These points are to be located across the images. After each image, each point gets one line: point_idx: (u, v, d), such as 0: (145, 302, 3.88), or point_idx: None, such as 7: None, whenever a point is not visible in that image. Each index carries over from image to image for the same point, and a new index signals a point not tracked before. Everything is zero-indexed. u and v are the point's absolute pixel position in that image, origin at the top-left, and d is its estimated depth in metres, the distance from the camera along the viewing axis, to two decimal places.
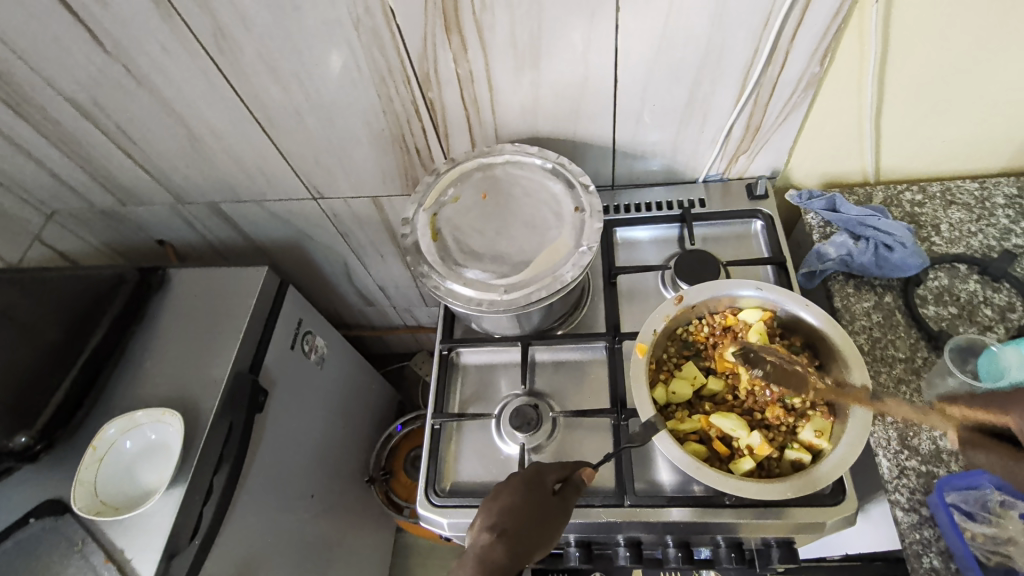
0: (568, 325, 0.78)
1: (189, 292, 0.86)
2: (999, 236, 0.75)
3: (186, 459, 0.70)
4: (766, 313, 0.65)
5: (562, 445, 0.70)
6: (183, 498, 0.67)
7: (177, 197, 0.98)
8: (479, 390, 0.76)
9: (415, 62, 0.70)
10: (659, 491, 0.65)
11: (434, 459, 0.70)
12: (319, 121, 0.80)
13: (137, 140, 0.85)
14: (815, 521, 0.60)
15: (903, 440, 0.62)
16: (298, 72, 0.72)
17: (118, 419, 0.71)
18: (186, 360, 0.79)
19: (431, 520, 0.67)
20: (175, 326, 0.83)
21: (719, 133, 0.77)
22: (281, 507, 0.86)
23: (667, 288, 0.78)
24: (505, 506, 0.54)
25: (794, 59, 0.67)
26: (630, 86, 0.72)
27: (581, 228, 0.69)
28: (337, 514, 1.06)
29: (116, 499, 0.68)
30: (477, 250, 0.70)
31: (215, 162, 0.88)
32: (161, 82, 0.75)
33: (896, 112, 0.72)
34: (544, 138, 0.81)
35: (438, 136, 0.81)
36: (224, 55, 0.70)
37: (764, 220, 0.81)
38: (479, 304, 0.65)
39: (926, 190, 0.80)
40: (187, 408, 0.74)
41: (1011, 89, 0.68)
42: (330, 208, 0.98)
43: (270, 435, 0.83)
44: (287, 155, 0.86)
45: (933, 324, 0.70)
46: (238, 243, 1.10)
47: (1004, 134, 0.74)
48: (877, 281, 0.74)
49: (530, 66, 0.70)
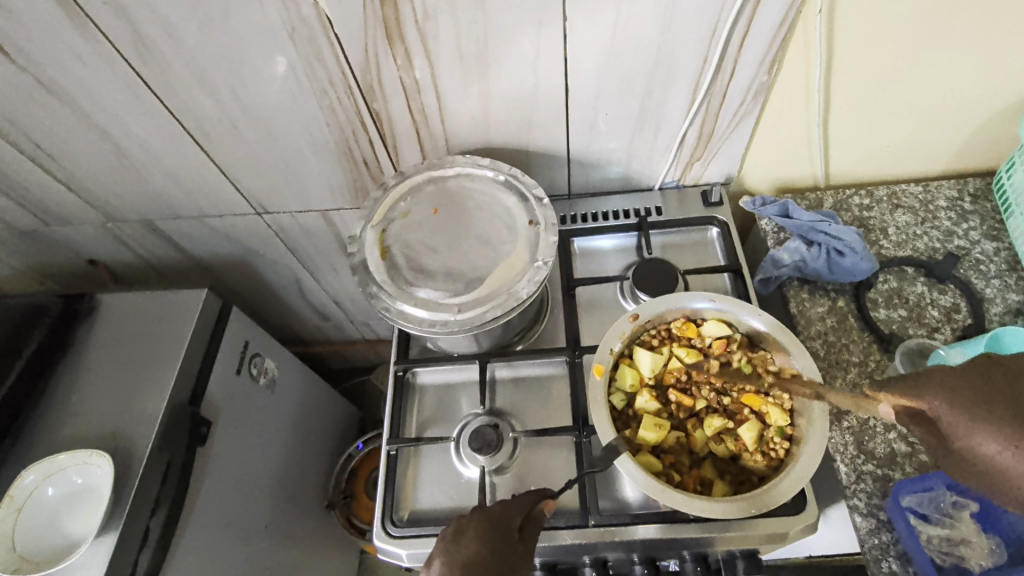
0: (528, 339, 0.76)
1: (120, 319, 0.80)
2: (943, 239, 0.76)
3: (117, 503, 0.64)
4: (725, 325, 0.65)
5: (525, 465, 0.68)
6: (116, 546, 0.62)
7: (107, 215, 0.91)
8: (438, 411, 0.73)
9: (358, 73, 0.67)
10: (625, 508, 0.64)
11: (391, 487, 0.67)
12: (258, 134, 0.75)
13: (57, 157, 0.79)
14: (779, 532, 0.59)
15: (860, 444, 0.62)
16: (232, 83, 0.68)
17: (38, 465, 0.65)
18: (117, 394, 0.73)
19: (389, 552, 0.64)
20: (106, 356, 0.77)
21: (672, 141, 0.77)
22: (233, 540, 0.82)
23: (627, 299, 0.76)
24: (471, 558, 0.51)
25: (742, 68, 0.67)
26: (581, 95, 0.70)
27: (535, 241, 0.68)
28: (296, 542, 1.01)
29: (39, 553, 0.63)
30: (429, 267, 0.67)
31: (147, 177, 0.83)
32: (80, 95, 0.69)
33: (842, 119, 0.73)
34: (496, 149, 0.79)
35: (386, 148, 0.78)
36: (148, 65, 0.66)
37: (719, 226, 0.81)
38: (432, 325, 0.63)
39: (873, 194, 0.81)
40: (119, 447, 0.68)
41: (948, 93, 0.70)
42: (277, 223, 0.93)
43: (215, 468, 0.78)
44: (226, 169, 0.81)
45: (885, 327, 0.71)
46: (178, 261, 1.04)
47: (945, 139, 0.76)
48: (830, 286, 0.74)
49: (478, 76, 0.68)
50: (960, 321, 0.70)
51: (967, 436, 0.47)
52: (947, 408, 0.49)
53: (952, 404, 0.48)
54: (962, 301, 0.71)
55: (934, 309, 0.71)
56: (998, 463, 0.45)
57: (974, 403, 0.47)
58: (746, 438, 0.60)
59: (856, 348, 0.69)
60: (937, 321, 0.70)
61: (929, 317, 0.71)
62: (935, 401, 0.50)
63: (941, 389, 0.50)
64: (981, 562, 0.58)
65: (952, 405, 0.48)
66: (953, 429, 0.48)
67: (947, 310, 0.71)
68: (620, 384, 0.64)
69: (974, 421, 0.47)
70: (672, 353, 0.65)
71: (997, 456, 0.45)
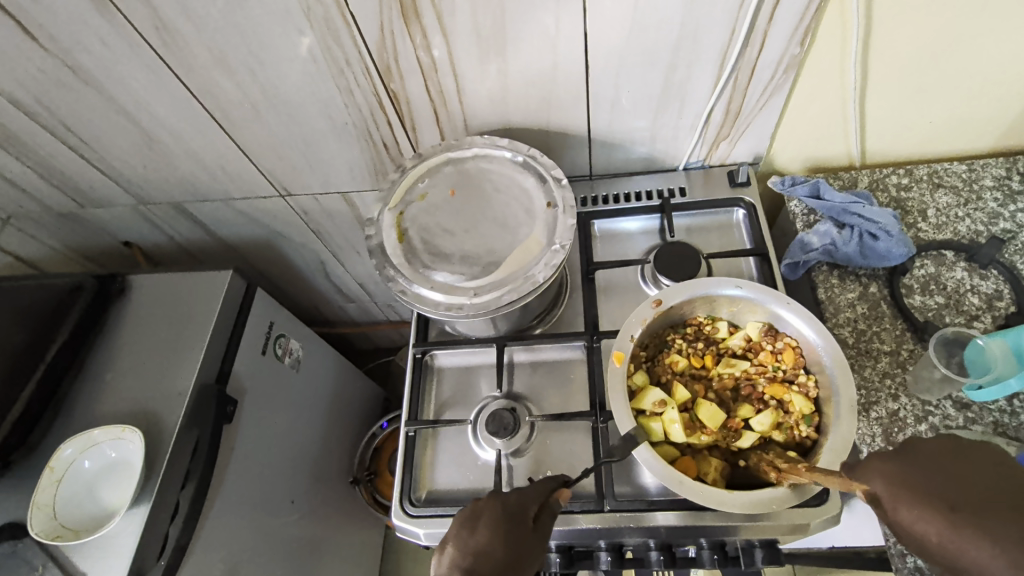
0: (547, 323, 0.75)
1: (151, 299, 0.83)
2: (986, 221, 0.72)
3: (149, 476, 0.67)
4: (765, 326, 0.64)
5: (541, 449, 0.68)
6: (148, 517, 0.65)
7: (138, 198, 0.94)
8: (456, 393, 0.74)
9: (374, 52, 0.66)
10: (642, 495, 0.63)
11: (410, 468, 0.68)
12: (278, 116, 0.75)
13: (88, 140, 0.80)
14: (799, 524, 0.58)
15: (888, 435, 0.60)
16: (250, 65, 0.68)
17: (75, 438, 0.68)
18: (148, 372, 0.75)
19: (407, 531, 0.65)
20: (138, 335, 0.80)
21: (698, 118, 0.74)
22: (260, 513, 0.85)
23: (648, 284, 0.75)
24: (481, 546, 0.51)
25: (772, 41, 0.63)
26: (602, 72, 0.68)
27: (553, 224, 0.66)
28: (322, 516, 1.04)
29: (76, 522, 0.66)
30: (446, 251, 0.67)
31: (174, 160, 0.84)
32: (106, 79, 0.70)
33: (881, 93, 0.69)
34: (516, 129, 0.77)
35: (405, 129, 0.77)
36: (169, 48, 0.66)
37: (746, 209, 0.78)
38: (448, 309, 0.62)
39: (912, 173, 0.77)
40: (150, 423, 0.71)
41: (998, 65, 0.65)
42: (299, 205, 0.94)
43: (242, 444, 0.81)
44: (248, 151, 0.82)
45: (919, 314, 0.68)
46: (207, 243, 1.06)
47: (993, 114, 0.71)
48: (862, 271, 0.71)
49: (496, 53, 0.66)
50: (1002, 309, 0.66)
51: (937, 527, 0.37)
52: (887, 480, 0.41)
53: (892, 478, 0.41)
54: (1005, 288, 0.67)
55: (974, 296, 0.68)
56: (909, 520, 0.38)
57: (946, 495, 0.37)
58: (766, 424, 0.59)
59: (888, 336, 0.66)
60: (976, 308, 0.67)
61: (968, 304, 0.67)
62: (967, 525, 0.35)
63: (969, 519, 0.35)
64: None
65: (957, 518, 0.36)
66: (893, 503, 0.40)
67: (988, 297, 0.67)
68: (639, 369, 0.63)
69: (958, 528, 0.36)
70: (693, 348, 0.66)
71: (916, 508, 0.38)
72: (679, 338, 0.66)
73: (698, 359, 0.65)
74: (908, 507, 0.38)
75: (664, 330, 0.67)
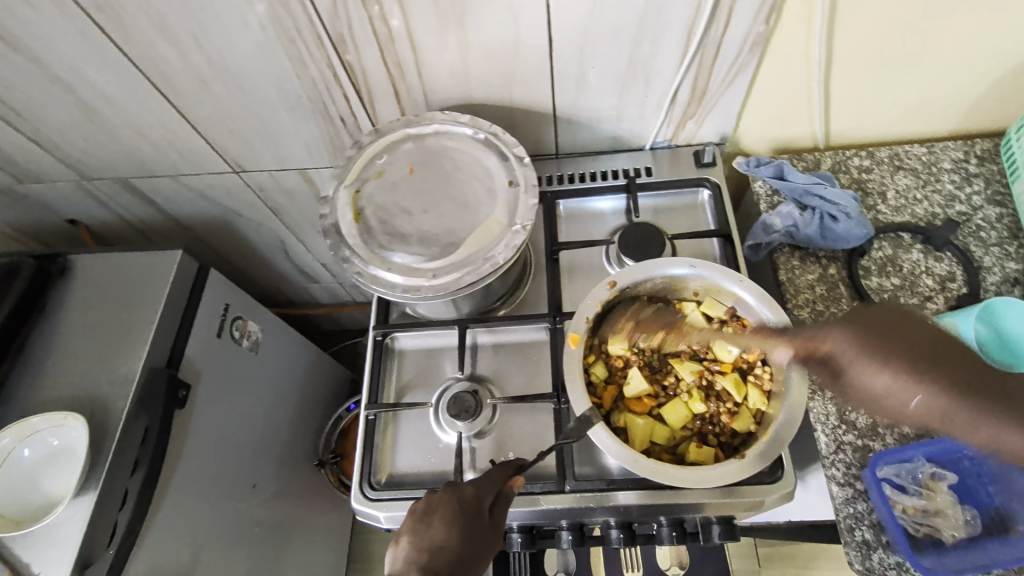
0: (510, 304, 0.74)
1: (96, 280, 0.79)
2: (943, 204, 0.73)
3: (95, 464, 0.65)
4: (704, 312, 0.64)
5: (503, 431, 0.67)
6: (96, 506, 0.63)
7: (81, 173, 0.89)
8: (419, 375, 0.73)
9: (326, 21, 0.63)
10: (603, 475, 0.64)
11: (369, 451, 0.66)
12: (227, 88, 0.72)
13: (20, 111, 0.75)
14: (754, 500, 0.59)
15: (841, 414, 0.61)
16: (194, 32, 0.64)
17: (13, 427, 0.65)
18: (93, 356, 0.72)
19: (367, 514, 0.64)
20: (82, 319, 0.76)
21: (663, 97, 0.73)
22: (219, 498, 0.83)
23: (612, 265, 0.74)
24: (438, 540, 0.50)
25: (738, 17, 0.62)
26: (566, 46, 0.66)
27: (514, 204, 0.65)
28: (286, 499, 1.03)
29: (18, 512, 0.64)
30: (403, 231, 0.65)
31: (117, 133, 0.80)
32: (35, 44, 0.65)
33: (845, 73, 0.68)
34: (478, 106, 0.75)
35: (362, 103, 0.74)
36: (103, 12, 0.62)
37: (711, 189, 0.78)
38: (406, 291, 0.61)
39: (873, 155, 0.77)
40: (96, 410, 0.68)
41: (959, 47, 0.65)
42: (255, 182, 0.90)
43: (197, 429, 0.78)
44: (197, 124, 0.78)
45: (876, 295, 0.69)
46: (159, 221, 1.02)
47: (951, 97, 0.72)
48: (822, 252, 0.72)
49: (456, 24, 0.63)
50: (954, 290, 0.68)
51: (857, 367, 0.43)
52: (840, 343, 0.44)
53: (846, 337, 0.44)
54: (958, 270, 0.69)
55: (928, 278, 0.69)
56: (885, 388, 0.41)
57: (886, 346, 0.41)
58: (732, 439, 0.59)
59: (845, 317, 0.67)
60: (930, 290, 0.68)
61: (923, 285, 0.68)
62: (835, 339, 0.45)
63: (847, 332, 0.44)
64: (953, 533, 0.56)
65: (852, 339, 0.44)
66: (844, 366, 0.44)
67: (941, 279, 0.69)
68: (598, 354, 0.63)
69: (870, 358, 0.42)
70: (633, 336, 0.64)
71: (889, 392, 0.40)
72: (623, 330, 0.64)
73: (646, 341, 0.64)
74: (865, 356, 0.42)
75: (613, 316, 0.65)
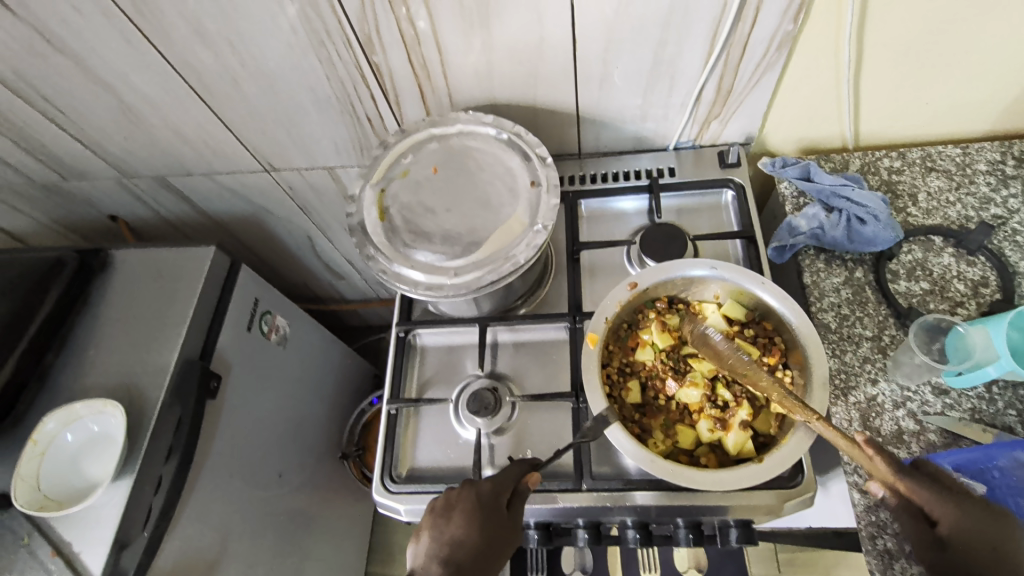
0: (531, 302, 0.75)
1: (135, 273, 0.82)
2: (978, 207, 0.71)
3: (132, 449, 0.68)
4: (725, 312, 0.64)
5: (521, 428, 0.68)
6: (132, 490, 0.66)
7: (121, 171, 0.92)
8: (439, 372, 0.74)
9: (355, 23, 0.64)
10: (622, 475, 0.64)
11: (391, 445, 0.68)
12: (260, 89, 0.74)
13: (66, 112, 0.79)
14: (772, 505, 0.58)
15: (865, 421, 0.61)
16: (228, 35, 0.66)
17: (57, 413, 0.69)
18: (131, 347, 0.75)
19: (388, 506, 0.65)
20: (121, 311, 0.79)
21: (688, 97, 0.72)
22: (247, 486, 0.86)
23: (633, 265, 0.74)
24: (458, 535, 0.51)
25: (765, 17, 0.61)
26: (590, 47, 0.66)
27: (536, 204, 0.66)
28: (311, 490, 1.05)
29: (60, 493, 0.67)
30: (426, 229, 0.66)
31: (155, 133, 0.83)
32: (81, 47, 0.68)
33: (876, 72, 0.67)
34: (502, 106, 0.76)
35: (389, 104, 0.76)
36: (144, 17, 0.64)
37: (735, 189, 0.77)
38: (428, 289, 0.62)
39: (905, 156, 0.76)
40: (133, 398, 0.71)
41: (997, 45, 0.63)
42: (285, 180, 0.93)
43: (227, 419, 0.81)
44: (231, 124, 0.81)
45: (904, 300, 0.67)
46: (194, 218, 1.05)
47: (988, 97, 0.69)
48: (849, 255, 0.70)
49: (481, 26, 0.64)
50: (987, 296, 0.66)
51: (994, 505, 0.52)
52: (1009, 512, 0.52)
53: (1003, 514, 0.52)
54: (992, 274, 0.67)
55: (960, 282, 0.67)
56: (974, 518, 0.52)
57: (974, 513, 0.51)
58: (730, 445, 0.58)
59: (871, 322, 0.66)
60: (961, 295, 0.66)
61: (954, 290, 0.67)
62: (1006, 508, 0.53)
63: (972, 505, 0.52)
64: None
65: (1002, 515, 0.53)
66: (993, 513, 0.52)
67: (974, 284, 0.67)
68: (619, 354, 0.64)
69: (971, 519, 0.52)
70: (653, 334, 0.64)
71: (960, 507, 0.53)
72: (643, 330, 0.65)
73: (665, 341, 0.64)
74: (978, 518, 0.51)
75: (633, 317, 0.65)
